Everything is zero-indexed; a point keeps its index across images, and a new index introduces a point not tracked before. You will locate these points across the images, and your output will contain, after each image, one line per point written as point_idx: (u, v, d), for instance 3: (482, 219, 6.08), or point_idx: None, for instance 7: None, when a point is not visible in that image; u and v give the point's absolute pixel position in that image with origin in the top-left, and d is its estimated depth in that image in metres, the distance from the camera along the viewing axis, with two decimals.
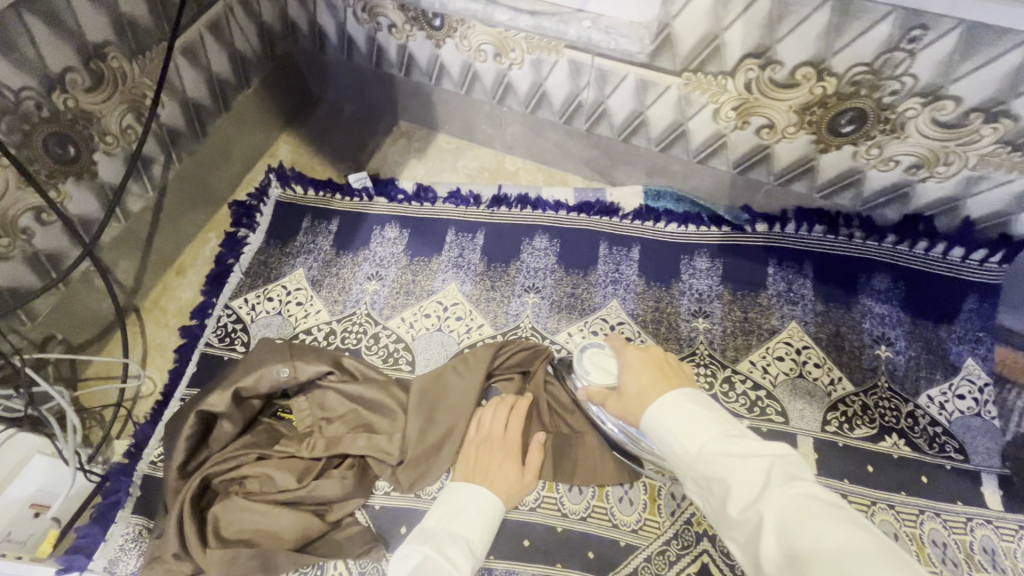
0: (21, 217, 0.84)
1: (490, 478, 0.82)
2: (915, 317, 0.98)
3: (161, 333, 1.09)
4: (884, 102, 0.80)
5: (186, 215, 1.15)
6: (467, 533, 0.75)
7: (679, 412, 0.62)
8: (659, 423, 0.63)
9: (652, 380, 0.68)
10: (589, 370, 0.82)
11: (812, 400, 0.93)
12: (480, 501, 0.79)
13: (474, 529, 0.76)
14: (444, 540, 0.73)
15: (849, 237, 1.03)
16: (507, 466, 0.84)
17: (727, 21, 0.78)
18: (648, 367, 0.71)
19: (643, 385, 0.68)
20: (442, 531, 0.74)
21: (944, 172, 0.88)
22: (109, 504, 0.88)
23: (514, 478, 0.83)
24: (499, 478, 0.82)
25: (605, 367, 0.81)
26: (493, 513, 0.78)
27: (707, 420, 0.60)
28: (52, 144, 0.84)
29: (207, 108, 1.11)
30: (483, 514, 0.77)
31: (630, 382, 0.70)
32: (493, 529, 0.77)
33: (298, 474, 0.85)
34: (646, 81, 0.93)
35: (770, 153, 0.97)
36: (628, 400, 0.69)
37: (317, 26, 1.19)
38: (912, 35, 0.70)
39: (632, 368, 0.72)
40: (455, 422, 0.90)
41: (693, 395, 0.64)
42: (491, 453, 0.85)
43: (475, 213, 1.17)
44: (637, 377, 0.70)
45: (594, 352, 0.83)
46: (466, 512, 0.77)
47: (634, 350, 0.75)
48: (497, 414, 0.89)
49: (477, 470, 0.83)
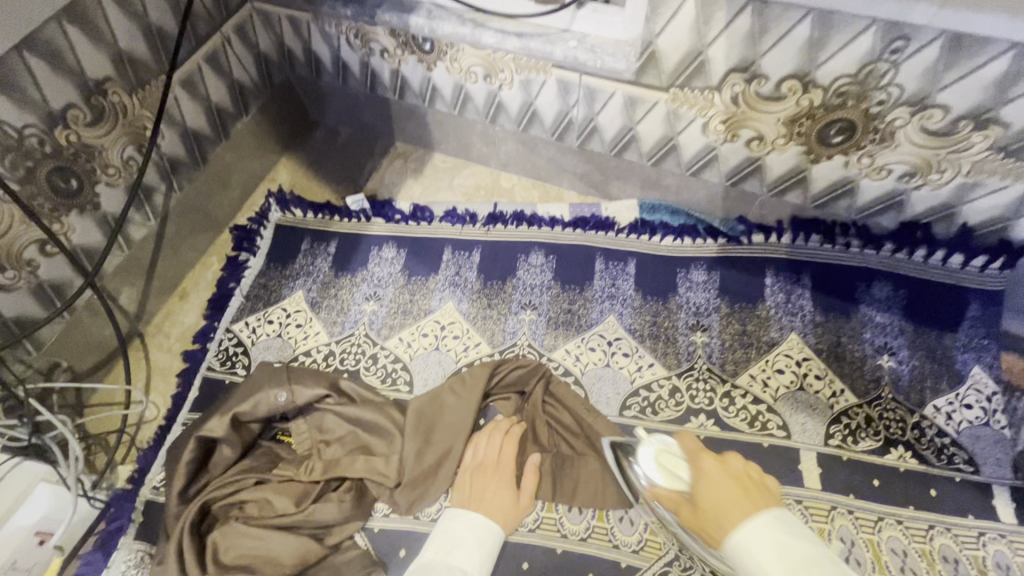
0: (25, 250, 0.86)
1: (485, 505, 0.82)
2: (917, 325, 0.96)
3: (164, 358, 1.10)
4: (872, 112, 0.79)
5: (188, 241, 1.17)
6: (465, 565, 0.76)
7: (766, 534, 0.57)
8: (742, 543, 0.58)
9: (733, 493, 0.64)
10: (655, 470, 0.76)
11: (814, 413, 0.92)
12: (476, 531, 0.79)
13: (472, 560, 0.77)
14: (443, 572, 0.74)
15: (846, 246, 1.02)
16: (502, 492, 0.84)
17: (710, 38, 0.79)
18: (728, 481, 0.67)
19: (722, 500, 0.64)
20: (440, 562, 0.76)
21: (938, 180, 0.87)
22: (111, 530, 0.89)
23: (509, 503, 0.84)
24: (494, 504, 0.83)
25: (672, 470, 0.75)
26: (489, 543, 0.79)
27: (800, 549, 0.55)
28: (56, 178, 0.87)
29: (207, 137, 1.14)
30: (481, 545, 0.78)
31: (708, 493, 0.66)
32: (490, 560, 0.78)
33: (296, 498, 0.86)
34: (634, 97, 0.93)
35: (762, 165, 0.96)
36: (707, 517, 0.64)
37: (312, 53, 1.21)
38: (894, 46, 0.70)
39: (710, 479, 0.68)
40: (452, 446, 0.90)
41: (781, 519, 0.59)
42: (486, 479, 0.86)
43: (471, 231, 1.17)
44: (716, 487, 0.66)
45: (659, 449, 0.77)
46: (464, 543, 0.78)
47: (710, 460, 0.71)
48: (491, 440, 0.90)
49: (473, 497, 0.84)
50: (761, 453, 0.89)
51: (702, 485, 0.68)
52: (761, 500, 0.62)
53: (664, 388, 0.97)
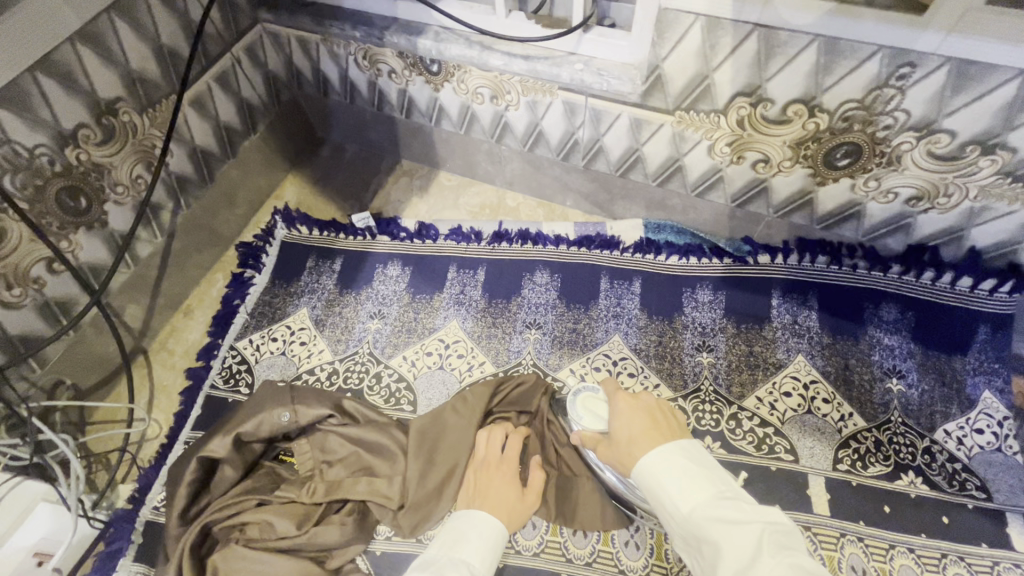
0: (32, 267, 0.86)
1: (489, 500, 0.80)
2: (926, 348, 0.95)
3: (168, 376, 1.10)
4: (878, 137, 0.79)
5: (194, 258, 1.18)
6: (469, 558, 0.71)
7: (669, 469, 0.60)
8: (648, 477, 0.61)
9: (639, 427, 0.66)
10: (582, 416, 0.80)
11: (822, 437, 0.91)
12: (481, 526, 0.76)
13: (476, 553, 0.72)
14: (446, 565, 0.69)
15: (853, 267, 1.01)
16: (506, 488, 0.82)
17: (716, 63, 0.79)
18: (634, 412, 0.68)
19: (632, 432, 0.65)
20: (444, 556, 0.71)
21: (945, 204, 0.87)
22: (111, 552, 0.88)
23: (514, 498, 0.81)
24: (499, 500, 0.80)
25: (597, 412, 0.80)
26: (495, 539, 0.75)
27: (698, 482, 0.59)
28: (64, 197, 0.88)
29: (214, 155, 1.15)
30: (485, 540, 0.74)
31: (618, 430, 0.68)
32: (496, 557, 0.74)
33: (297, 520, 0.85)
34: (639, 119, 0.94)
35: (767, 186, 0.96)
36: (618, 448, 0.66)
37: (320, 73, 1.23)
38: (900, 73, 0.70)
39: (619, 414, 0.70)
40: (455, 459, 0.89)
41: (688, 452, 0.61)
42: (490, 475, 0.84)
43: (475, 249, 1.18)
44: (624, 423, 0.68)
45: (586, 396, 0.82)
46: (467, 537, 0.74)
47: (625, 397, 0.71)
48: (492, 437, 0.89)
49: (476, 495, 0.81)
50: (769, 478, 0.88)
51: (614, 422, 0.69)
52: (671, 437, 0.64)
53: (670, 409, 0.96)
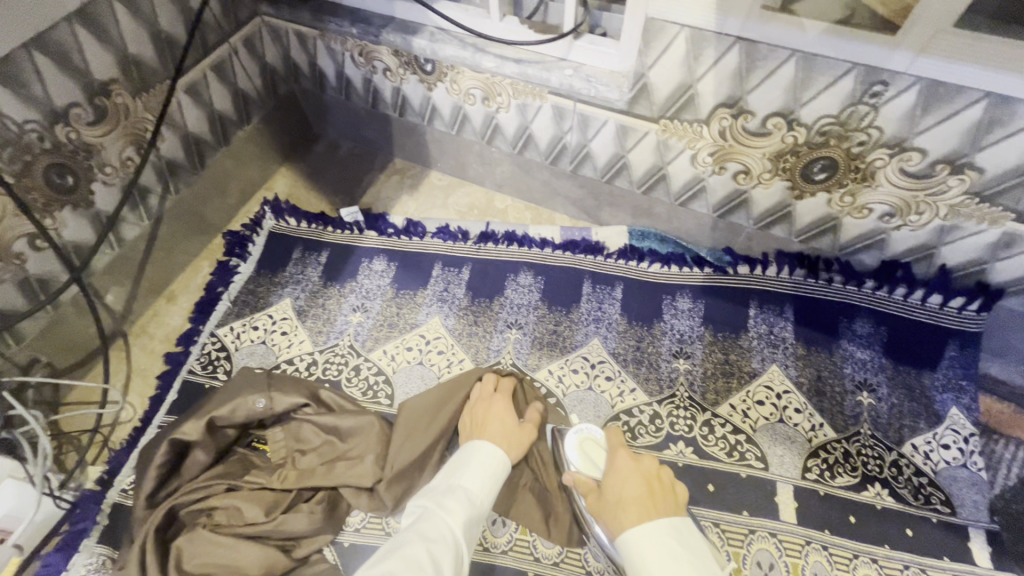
0: (15, 243, 0.86)
1: (487, 431, 0.85)
2: (897, 362, 0.97)
3: (146, 360, 1.09)
4: (853, 152, 0.82)
5: (181, 244, 1.18)
6: (466, 484, 0.75)
7: (658, 542, 0.61)
8: (637, 549, 0.61)
9: (638, 495, 0.67)
10: (576, 457, 0.82)
11: (792, 446, 0.92)
12: (482, 454, 0.80)
13: (475, 478, 0.76)
14: (443, 493, 0.73)
15: (828, 281, 1.03)
16: (503, 418, 0.87)
17: (699, 74, 0.81)
18: (636, 479, 0.70)
19: (627, 495, 0.68)
20: (442, 484, 0.75)
21: (917, 221, 0.89)
22: (75, 532, 0.87)
23: (511, 426, 0.86)
24: (497, 429, 0.85)
25: (592, 457, 0.82)
26: (496, 467, 0.79)
27: (685, 562, 0.59)
28: (52, 173, 0.88)
29: (207, 142, 1.16)
30: (485, 468, 0.78)
31: (617, 490, 0.70)
32: (495, 483, 0.77)
33: (266, 507, 0.84)
34: (626, 126, 0.96)
35: (748, 198, 0.98)
36: (610, 509, 0.68)
37: (316, 68, 1.24)
38: (874, 90, 0.73)
39: (620, 475, 0.72)
40: (440, 412, 0.93)
41: (679, 528, 0.63)
42: (488, 407, 0.89)
43: (461, 248, 1.19)
44: (625, 485, 0.70)
45: (586, 438, 0.84)
46: (468, 465, 0.78)
47: (626, 457, 0.75)
48: (485, 384, 0.94)
49: (477, 429, 0.87)
50: (739, 484, 0.89)
51: (612, 480, 0.72)
52: (665, 508, 0.65)
53: (645, 413, 0.97)
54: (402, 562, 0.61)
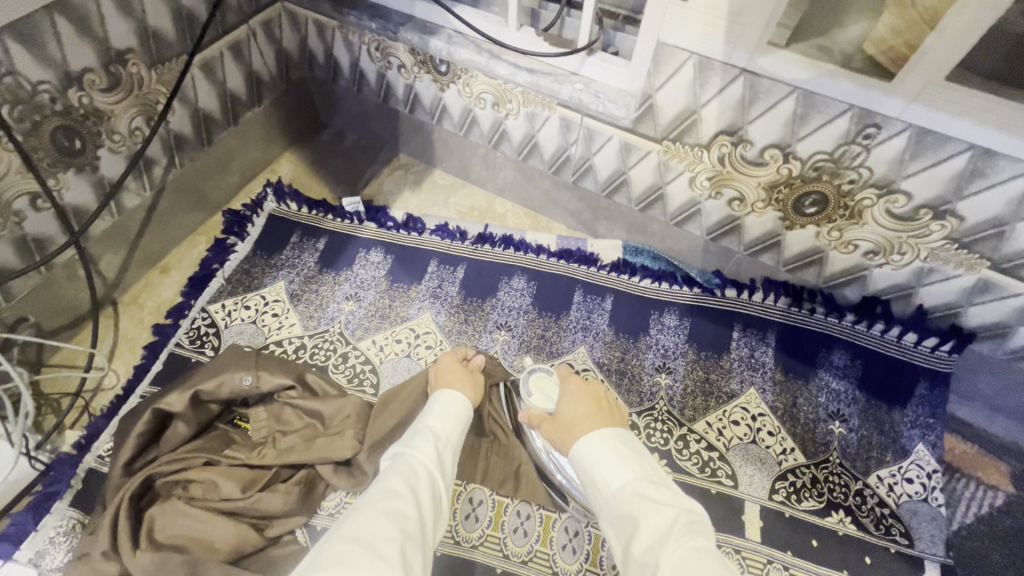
0: (15, 200, 0.87)
1: (442, 380, 0.88)
2: (870, 396, 1.00)
3: (135, 329, 1.10)
4: (843, 189, 0.85)
5: (180, 217, 1.18)
6: (432, 426, 0.77)
7: (604, 449, 0.68)
8: (589, 457, 0.68)
9: (588, 413, 0.74)
10: (532, 392, 0.86)
11: (762, 467, 0.95)
12: (440, 398, 0.83)
13: (440, 420, 0.78)
14: (411, 437, 0.75)
15: (811, 311, 1.07)
16: (454, 368, 0.90)
17: (704, 100, 0.84)
18: (585, 400, 0.76)
19: (577, 414, 0.74)
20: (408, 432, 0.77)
21: (898, 261, 0.92)
22: (47, 494, 0.86)
23: (465, 376, 0.89)
24: (449, 378, 0.88)
25: (547, 393, 0.84)
26: (456, 408, 0.81)
27: (627, 463, 0.66)
28: (60, 136, 0.89)
29: (216, 120, 1.17)
30: (448, 412, 0.80)
31: (566, 412, 0.75)
32: (460, 424, 0.80)
33: (242, 484, 0.85)
34: (629, 143, 0.99)
35: (740, 224, 1.02)
36: (562, 426, 0.74)
37: (332, 58, 1.26)
38: (867, 132, 0.76)
39: (570, 399, 0.77)
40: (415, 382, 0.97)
41: (623, 438, 0.70)
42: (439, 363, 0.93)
43: (459, 247, 1.21)
44: (575, 406, 0.75)
45: (541, 376, 0.87)
46: (432, 411, 0.80)
47: (577, 383, 0.80)
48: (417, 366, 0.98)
49: (434, 384, 0.89)
50: (709, 500, 0.91)
51: (563, 403, 0.78)
52: (611, 422, 0.72)
53: None
54: (383, 492, 0.64)
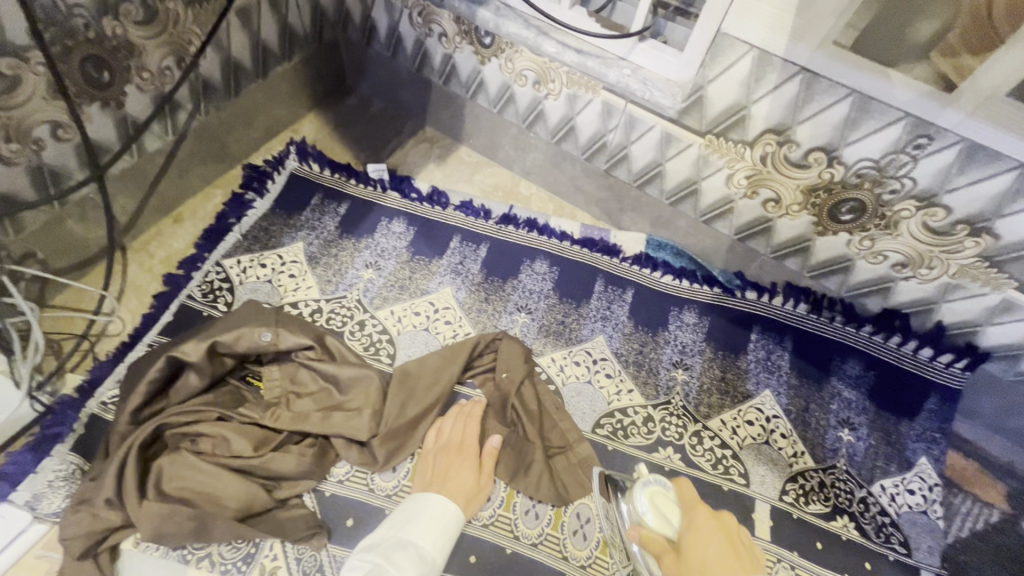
0: (37, 128, 0.83)
1: (448, 484, 0.83)
2: (880, 407, 1.02)
3: (144, 277, 1.06)
4: (883, 199, 0.86)
5: (198, 167, 1.14)
6: (418, 539, 0.75)
7: None
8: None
9: (727, 556, 0.64)
10: (646, 509, 0.72)
11: (774, 467, 0.95)
12: (434, 507, 0.79)
13: (426, 535, 0.76)
14: (394, 546, 0.73)
15: (830, 319, 1.08)
16: (465, 471, 0.85)
17: (756, 96, 0.84)
18: (718, 537, 0.67)
19: (715, 559, 0.64)
20: (392, 537, 0.75)
21: (926, 275, 0.94)
22: (48, 436, 0.84)
23: (473, 483, 0.85)
24: (456, 484, 0.84)
25: (665, 513, 0.72)
26: (446, 520, 0.79)
27: None
28: (90, 65, 0.85)
29: (246, 70, 1.13)
30: (436, 523, 0.78)
31: (697, 552, 0.65)
32: (446, 537, 0.78)
33: (254, 443, 0.83)
34: (671, 135, 0.98)
35: (771, 226, 1.02)
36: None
37: (369, 21, 1.23)
38: (917, 142, 0.77)
39: (701, 533, 0.67)
40: (441, 372, 0.95)
41: None
42: (456, 436, 0.89)
43: (482, 226, 1.19)
44: (711, 549, 0.65)
45: (655, 489, 0.74)
46: (418, 520, 0.77)
47: (706, 515, 0.69)
48: (439, 359, 0.96)
49: (436, 478, 0.85)
50: (719, 496, 0.92)
51: (699, 545, 0.66)
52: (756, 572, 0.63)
53: (638, 415, 0.99)
54: None
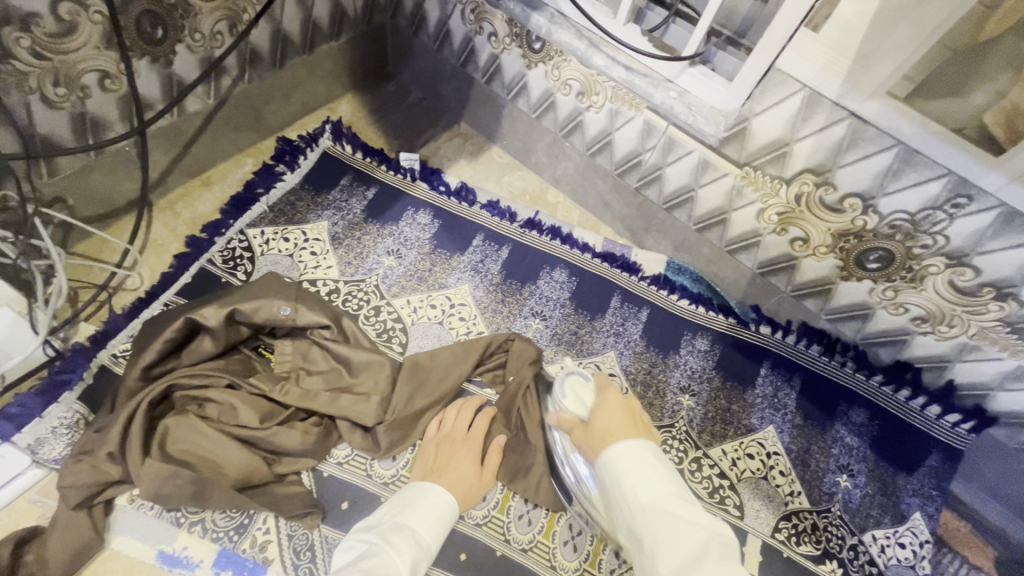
0: (85, 75, 0.83)
1: (448, 475, 0.83)
2: (880, 457, 1.01)
3: (167, 236, 1.06)
4: (913, 252, 0.86)
5: (233, 133, 1.15)
6: (415, 525, 0.74)
7: (637, 458, 0.62)
8: (617, 463, 0.62)
9: (622, 423, 0.68)
10: (566, 395, 0.82)
11: (769, 503, 0.95)
12: (430, 495, 0.79)
13: (422, 521, 0.75)
14: (390, 529, 0.73)
15: (841, 364, 1.08)
16: (466, 463, 0.85)
17: (801, 135, 0.85)
18: (623, 413, 0.70)
19: (612, 425, 0.68)
20: (389, 521, 0.75)
21: (945, 332, 0.94)
22: (56, 382, 0.84)
23: (473, 475, 0.84)
24: (456, 475, 0.83)
25: (582, 398, 0.81)
26: (445, 510, 0.78)
27: (662, 477, 0.60)
28: (144, 21, 0.85)
29: (293, 44, 1.14)
30: (434, 511, 0.77)
31: (601, 422, 0.70)
32: (444, 526, 0.77)
33: (260, 415, 0.82)
34: (708, 162, 0.99)
35: (796, 265, 1.03)
36: (593, 435, 0.69)
37: (420, 11, 1.24)
38: (956, 202, 0.77)
39: (608, 410, 0.71)
40: (453, 368, 0.95)
41: (658, 451, 0.64)
42: (460, 428, 0.89)
43: (506, 227, 1.19)
44: (610, 417, 0.70)
45: (576, 381, 0.84)
46: (416, 506, 0.77)
47: (615, 396, 0.74)
48: (451, 354, 0.96)
49: (436, 468, 0.84)
50: None
51: (599, 412, 0.72)
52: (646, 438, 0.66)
53: None
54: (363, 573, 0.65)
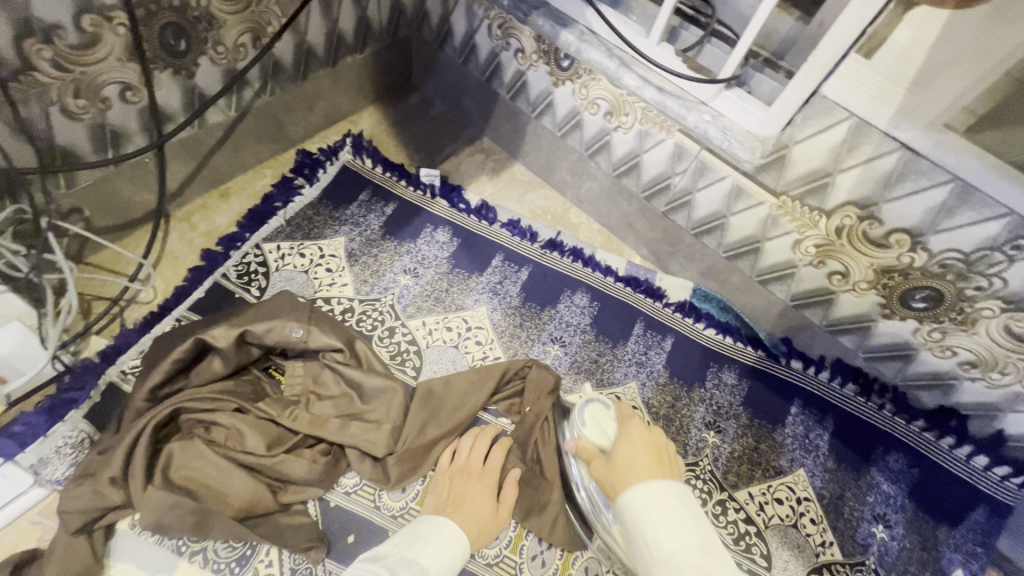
0: (105, 87, 0.82)
1: (460, 511, 0.79)
2: (920, 507, 0.94)
3: (182, 249, 1.04)
4: (965, 293, 0.80)
5: (252, 146, 1.13)
6: (424, 560, 0.70)
7: (662, 502, 0.56)
8: (635, 506, 0.57)
9: (651, 466, 0.61)
10: (586, 424, 0.78)
11: (799, 554, 0.89)
12: (441, 532, 0.75)
13: (431, 557, 0.71)
14: (399, 562, 0.68)
15: (878, 406, 1.01)
16: (481, 499, 0.81)
17: (846, 165, 0.80)
18: (645, 448, 0.65)
19: (634, 460, 0.63)
20: (396, 553, 0.70)
21: (997, 379, 0.87)
22: (63, 400, 0.83)
23: (488, 512, 0.80)
24: (470, 511, 0.79)
25: (601, 426, 0.78)
26: (455, 548, 0.74)
27: (692, 524, 0.55)
28: (167, 33, 0.84)
29: (317, 56, 1.12)
30: (443, 547, 0.73)
31: (624, 457, 0.64)
32: (452, 565, 0.72)
33: (268, 442, 0.80)
34: (742, 189, 0.94)
35: (834, 299, 0.97)
36: (612, 469, 0.64)
37: (445, 25, 1.21)
38: (1017, 243, 0.71)
39: (630, 445, 0.66)
40: (467, 397, 0.91)
41: (683, 493, 0.58)
42: (475, 459, 0.86)
43: (527, 248, 1.15)
44: (634, 453, 0.64)
45: (596, 408, 0.80)
46: (424, 541, 0.73)
47: (639, 427, 0.69)
48: (465, 381, 0.92)
49: (449, 503, 0.81)
50: None
51: (623, 446, 0.67)
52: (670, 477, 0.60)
53: None
54: None
